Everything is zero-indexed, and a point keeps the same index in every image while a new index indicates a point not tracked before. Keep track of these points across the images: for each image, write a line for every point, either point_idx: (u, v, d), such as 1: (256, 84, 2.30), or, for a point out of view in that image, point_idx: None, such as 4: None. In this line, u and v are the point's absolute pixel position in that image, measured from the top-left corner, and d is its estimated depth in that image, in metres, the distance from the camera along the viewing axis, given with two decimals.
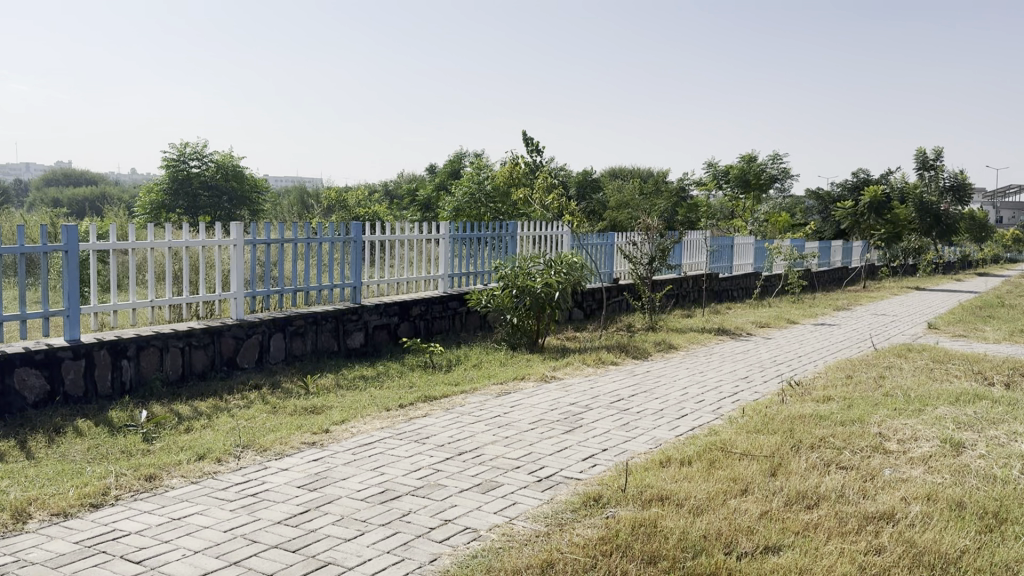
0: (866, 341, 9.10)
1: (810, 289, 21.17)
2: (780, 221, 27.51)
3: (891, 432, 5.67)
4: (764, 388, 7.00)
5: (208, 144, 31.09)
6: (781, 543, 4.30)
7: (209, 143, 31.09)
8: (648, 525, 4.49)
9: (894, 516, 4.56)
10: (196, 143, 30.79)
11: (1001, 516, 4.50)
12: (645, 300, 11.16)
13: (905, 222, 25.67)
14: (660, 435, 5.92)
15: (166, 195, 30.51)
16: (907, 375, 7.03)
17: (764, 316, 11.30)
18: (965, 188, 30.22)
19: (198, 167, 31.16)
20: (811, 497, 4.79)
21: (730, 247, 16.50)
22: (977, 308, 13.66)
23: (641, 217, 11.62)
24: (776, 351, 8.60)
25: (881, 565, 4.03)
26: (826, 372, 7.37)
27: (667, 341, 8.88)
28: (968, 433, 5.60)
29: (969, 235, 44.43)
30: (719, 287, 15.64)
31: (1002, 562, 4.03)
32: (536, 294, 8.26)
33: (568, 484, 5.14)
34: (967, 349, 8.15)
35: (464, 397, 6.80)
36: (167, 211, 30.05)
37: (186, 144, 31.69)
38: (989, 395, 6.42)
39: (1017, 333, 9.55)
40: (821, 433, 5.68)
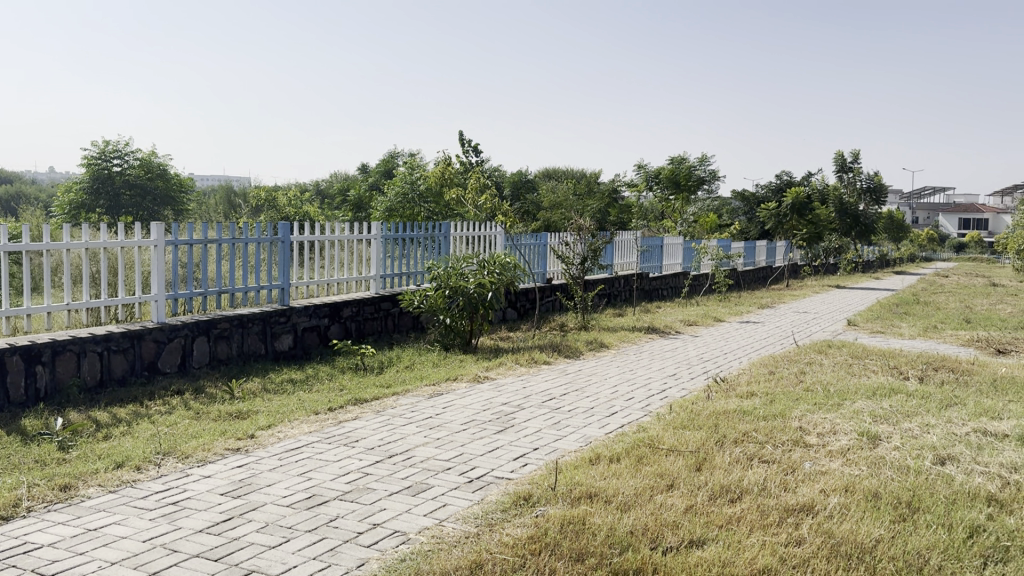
0: (790, 338, 9.39)
1: (736, 287, 21.80)
2: (709, 222, 28.24)
3: (811, 426, 5.85)
4: (691, 385, 7.15)
5: (130, 141, 30.24)
6: (705, 537, 4.40)
7: (131, 141, 30.24)
8: (577, 523, 4.53)
9: (813, 507, 4.71)
10: (118, 140, 29.92)
11: (914, 505, 4.69)
12: (577, 300, 11.26)
13: (825, 222, 26.72)
14: (590, 433, 5.98)
15: (86, 194, 29.54)
16: (827, 371, 7.27)
17: (692, 314, 11.55)
18: (881, 189, 31.35)
19: (121, 165, 30.19)
20: (734, 491, 4.91)
21: (661, 247, 16.82)
22: (891, 305, 14.29)
23: (572, 217, 11.72)
24: (703, 348, 8.79)
25: (800, 556, 4.18)
26: (750, 368, 7.58)
27: (598, 340, 8.98)
28: (883, 426, 5.82)
29: (886, 234, 46.59)
30: (650, 286, 15.91)
31: (914, 551, 4.20)
32: (469, 294, 8.24)
33: (498, 484, 5.15)
34: (883, 344, 8.49)
35: (395, 400, 6.73)
36: (87, 211, 29.05)
37: (108, 141, 30.70)
38: (903, 388, 6.70)
39: (929, 328, 10.00)
40: (745, 428, 5.82)
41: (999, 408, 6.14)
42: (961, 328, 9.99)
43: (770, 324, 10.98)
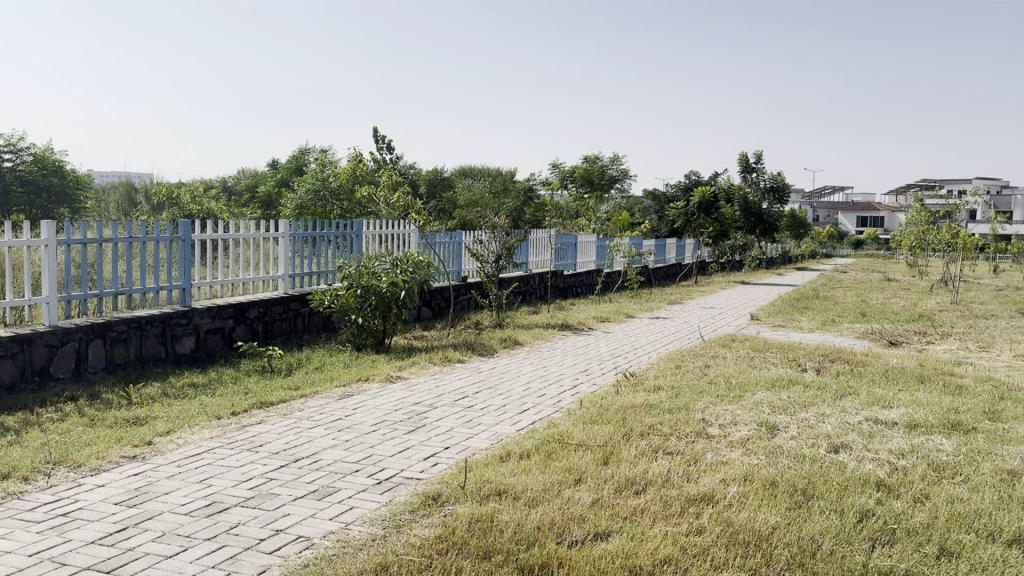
0: (697, 333, 9.69)
1: (648, 284, 22.34)
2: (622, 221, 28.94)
3: (713, 418, 6.04)
4: (602, 380, 7.28)
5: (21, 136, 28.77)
6: (609, 529, 4.48)
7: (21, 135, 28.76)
8: (484, 520, 4.54)
9: (713, 497, 4.86)
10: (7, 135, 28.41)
11: (808, 492, 4.87)
12: (492, 298, 11.30)
13: (731, 221, 27.74)
14: (501, 430, 6.00)
15: None
16: (730, 364, 7.52)
17: (604, 311, 11.77)
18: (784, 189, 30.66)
19: (11, 160, 28.83)
20: (639, 483, 5.03)
21: (576, 244, 17.08)
22: (792, 300, 14.93)
23: (487, 215, 11.77)
24: (614, 344, 8.94)
25: (700, 545, 4.30)
26: (658, 362, 7.77)
27: (512, 338, 9.04)
28: (782, 416, 6.05)
29: (789, 232, 48.97)
30: (565, 284, 16.12)
31: (807, 536, 4.37)
32: (381, 293, 8.14)
33: (407, 484, 5.10)
34: (784, 338, 8.84)
35: (303, 402, 6.59)
36: None
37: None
38: (801, 379, 6.99)
39: (826, 322, 10.51)
40: (651, 421, 5.96)
41: (889, 397, 6.48)
42: (857, 321, 10.52)
43: (680, 319, 11.29)
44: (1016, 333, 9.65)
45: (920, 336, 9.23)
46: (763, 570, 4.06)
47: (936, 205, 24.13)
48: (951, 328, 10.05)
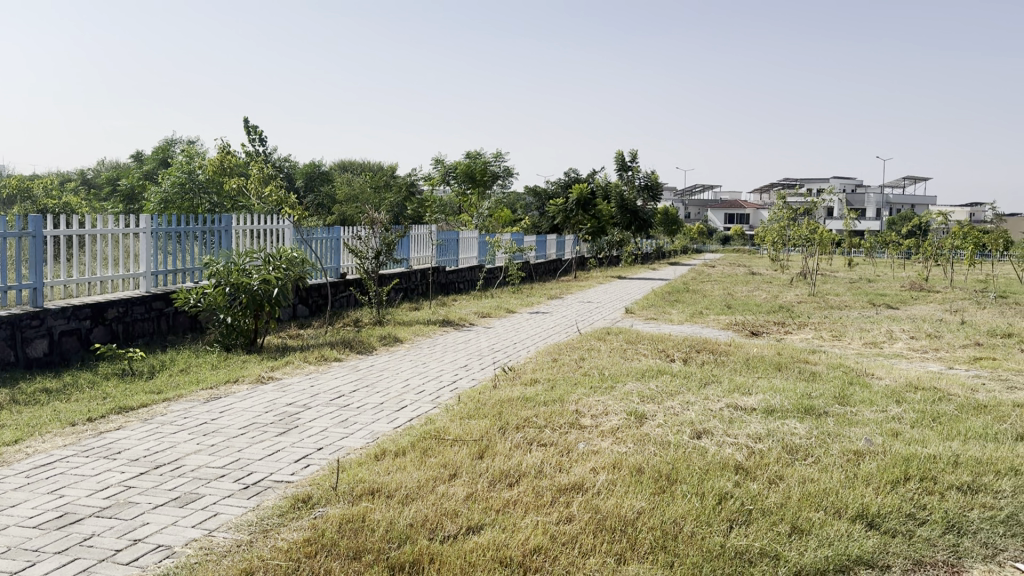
0: (574, 326, 9.96)
1: (529, 279, 22.71)
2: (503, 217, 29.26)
3: (586, 409, 6.21)
4: (481, 375, 7.35)
5: None
6: (481, 523, 4.51)
7: None
8: (356, 520, 4.47)
9: (583, 485, 4.99)
10: None
11: (672, 477, 5.09)
12: (371, 295, 11.20)
13: (608, 218, 28.60)
14: (377, 429, 5.95)
15: None
16: (604, 356, 7.76)
17: (486, 306, 11.88)
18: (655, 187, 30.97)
19: None
20: (513, 475, 5.10)
21: (457, 240, 17.18)
22: (665, 293, 15.56)
23: (366, 211, 11.67)
24: (494, 339, 9.04)
25: (569, 533, 4.41)
26: (535, 356, 7.91)
27: (391, 335, 8.97)
28: (650, 405, 6.30)
29: (663, 228, 51.35)
30: (446, 280, 16.12)
31: (669, 520, 4.56)
32: (252, 291, 7.90)
33: (276, 488, 4.96)
34: (655, 330, 9.21)
35: (166, 406, 6.29)
36: None
37: None
38: (669, 369, 7.31)
39: (695, 314, 11.06)
40: (526, 414, 6.06)
41: (748, 384, 6.87)
42: (723, 313, 11.11)
43: (558, 313, 11.55)
44: (862, 323, 10.48)
45: (778, 326, 9.85)
46: (628, 554, 4.21)
47: (796, 203, 25.90)
48: (806, 318, 10.80)
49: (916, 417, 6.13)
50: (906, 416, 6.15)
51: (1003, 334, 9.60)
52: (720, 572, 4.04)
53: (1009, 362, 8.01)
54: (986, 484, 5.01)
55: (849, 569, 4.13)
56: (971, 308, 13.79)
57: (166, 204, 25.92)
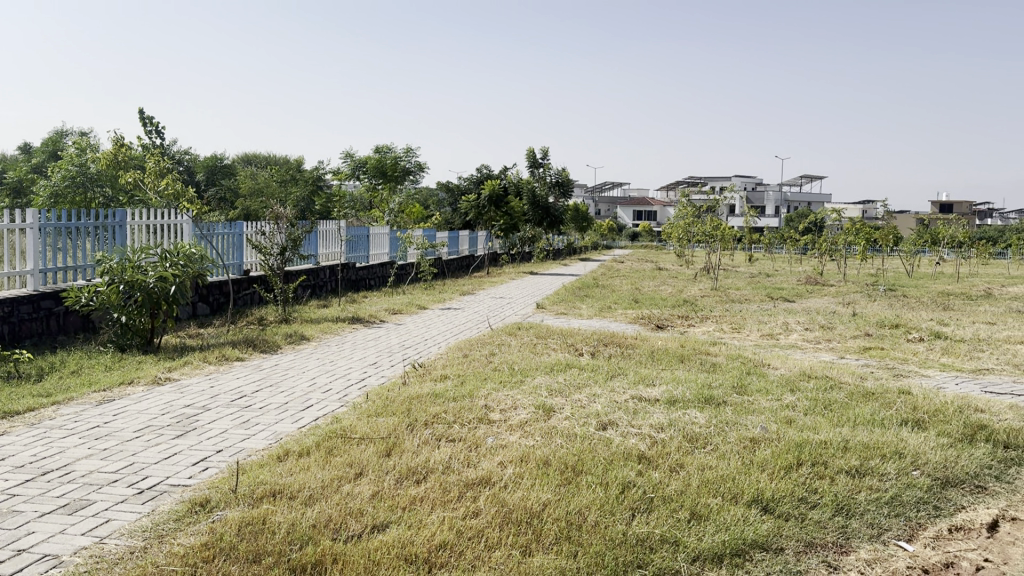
0: (486, 322, 10.01)
1: (443, 275, 22.64)
2: (415, 212, 29.02)
3: (494, 404, 6.24)
4: (390, 372, 7.27)
5: None
6: (386, 520, 4.46)
7: None
8: (256, 523, 4.35)
9: (490, 479, 5.01)
10: None
11: (577, 468, 5.17)
12: (277, 292, 10.94)
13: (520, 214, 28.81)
14: (282, 429, 5.82)
15: None
16: (513, 351, 7.81)
17: (397, 303, 11.78)
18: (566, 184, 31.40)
19: None
20: (420, 472, 5.07)
21: (367, 236, 17.05)
22: (575, 289, 15.83)
23: (271, 206, 11.41)
24: (404, 336, 8.97)
25: (475, 528, 4.41)
26: (446, 352, 7.89)
27: (298, 333, 8.77)
28: (557, 398, 6.39)
29: (575, 225, 52.33)
30: (357, 276, 15.89)
31: (574, 510, 4.63)
32: (148, 289, 7.62)
33: (173, 491, 4.76)
34: (565, 325, 9.34)
35: (54, 410, 5.94)
36: None
37: None
38: (577, 362, 7.44)
39: (603, 308, 11.29)
40: (435, 410, 6.04)
41: (653, 376, 7.06)
42: (631, 307, 11.38)
43: (469, 309, 11.56)
44: (761, 315, 10.94)
45: (682, 320, 10.17)
46: (533, 546, 4.25)
47: (702, 200, 26.80)
48: (710, 312, 11.19)
49: (809, 405, 6.43)
50: (800, 404, 6.45)
51: (890, 325, 10.22)
52: (622, 559, 4.12)
53: (893, 352, 8.52)
54: (872, 466, 5.28)
55: (744, 552, 4.30)
56: (859, 301, 14.63)
57: (54, 197, 24.57)
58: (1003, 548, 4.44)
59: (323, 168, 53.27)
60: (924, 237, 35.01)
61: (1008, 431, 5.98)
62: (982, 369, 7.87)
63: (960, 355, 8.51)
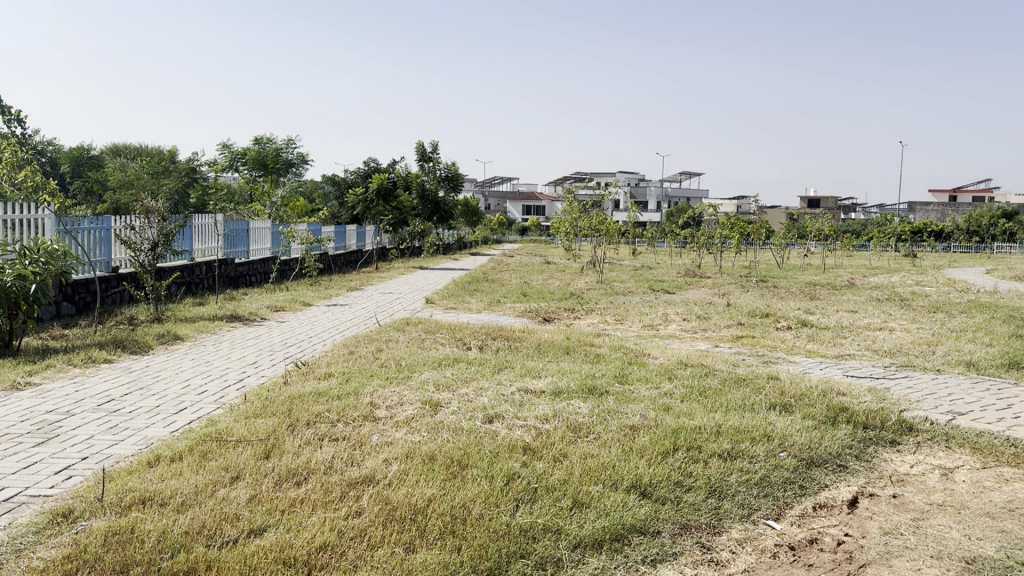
0: (373, 318, 9.87)
1: (329, 270, 22.11)
2: (300, 205, 28.26)
3: (380, 400, 6.16)
4: (272, 372, 7.04)
5: None
6: (264, 524, 4.30)
7: None
8: (124, 532, 4.09)
9: (374, 477, 4.94)
10: None
11: (463, 462, 5.17)
12: (149, 289, 10.37)
13: (409, 208, 28.64)
14: (153, 434, 5.52)
15: None
16: (401, 346, 7.73)
17: (280, 300, 11.42)
18: (457, 179, 31.59)
19: None
20: (301, 473, 4.93)
21: (247, 230, 16.43)
22: (464, 283, 15.90)
23: (141, 198, 10.80)
24: (287, 333, 8.70)
25: (358, 527, 4.33)
26: (330, 350, 7.72)
27: (172, 333, 8.34)
28: (444, 393, 6.37)
29: (465, 219, 52.51)
30: (236, 273, 15.30)
31: (459, 504, 4.62)
32: (5, 289, 7.05)
33: (33, 503, 4.42)
34: (454, 319, 9.33)
35: None
36: None
37: None
38: (465, 357, 7.45)
39: (492, 302, 11.38)
40: (317, 409, 5.90)
41: (539, 369, 7.17)
42: (519, 301, 11.51)
43: (357, 305, 11.35)
44: (642, 307, 11.33)
45: (568, 312, 10.38)
46: (417, 542, 4.21)
47: (589, 194, 27.43)
48: (595, 304, 11.47)
49: (686, 392, 6.72)
50: (678, 391, 6.72)
51: (761, 314, 10.83)
52: (505, 550, 4.16)
53: (763, 340, 9.03)
54: (742, 450, 5.56)
55: (623, 537, 4.43)
56: (733, 292, 15.42)
57: None
58: (861, 523, 4.79)
59: (201, 158, 50.82)
60: (795, 231, 37.42)
61: (865, 413, 6.45)
62: (843, 355, 8.47)
63: (823, 342, 9.13)
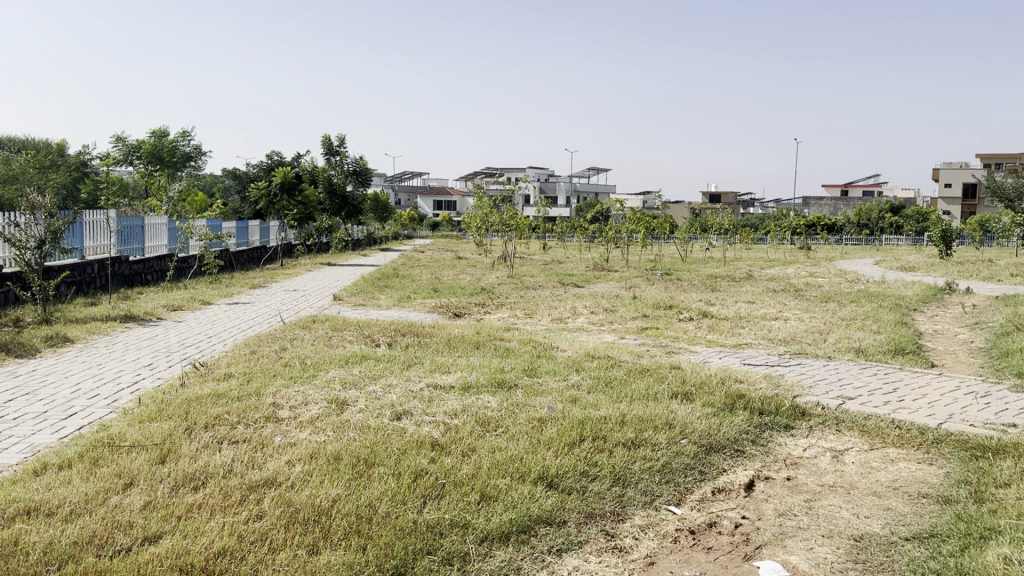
0: (278, 316, 9.59)
1: (231, 267, 21.35)
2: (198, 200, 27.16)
3: (283, 401, 5.99)
4: (169, 374, 6.74)
5: None
6: (159, 531, 4.11)
7: None
8: (5, 546, 3.83)
9: (276, 480, 4.79)
10: None
11: (369, 460, 5.08)
12: (35, 290, 9.76)
13: (316, 203, 27.95)
14: (40, 441, 5.19)
15: None
16: (306, 345, 7.55)
17: (178, 298, 10.94)
18: (366, 173, 31.16)
19: None
20: (199, 478, 4.74)
21: (142, 227, 15.77)
22: (374, 279, 15.73)
23: (27, 193, 10.13)
24: (186, 334, 8.35)
25: (259, 530, 4.19)
26: (231, 350, 7.45)
27: (61, 335, 7.86)
28: (351, 391, 6.27)
29: (375, 215, 51.84)
30: (130, 271, 14.58)
31: (365, 503, 4.54)
32: None
33: None
34: (362, 316, 9.19)
35: None
36: None
37: None
38: (373, 354, 7.35)
39: (401, 298, 11.27)
40: (216, 412, 5.70)
41: (448, 364, 7.15)
42: (429, 297, 11.45)
43: (260, 303, 11.01)
44: (551, 301, 11.48)
45: (479, 307, 10.41)
46: (321, 544, 4.11)
47: (499, 189, 27.46)
48: (505, 299, 11.53)
49: (592, 383, 6.85)
50: (584, 382, 6.85)
51: (665, 306, 11.15)
52: (411, 547, 4.11)
53: (666, 331, 9.31)
54: (646, 438, 5.70)
55: (530, 528, 4.46)
56: (639, 285, 15.83)
57: None
58: (757, 505, 5.00)
59: (92, 151, 48.04)
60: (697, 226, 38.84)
61: (761, 399, 6.73)
62: (742, 344, 8.81)
63: (723, 331, 9.49)
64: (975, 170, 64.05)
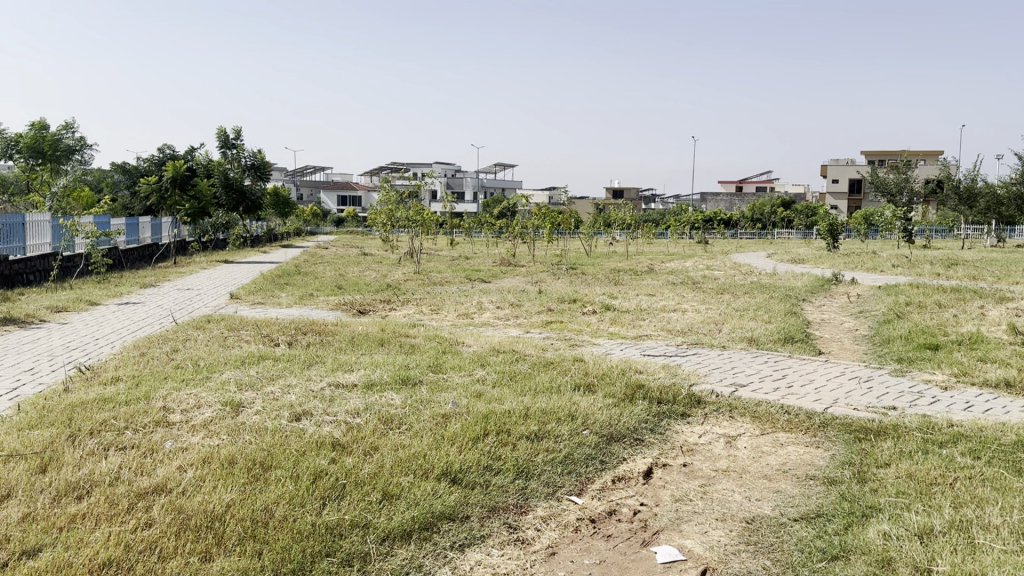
0: (171, 316, 9.17)
1: (121, 266, 20.28)
2: (84, 195, 25.76)
3: (174, 404, 5.74)
4: (50, 379, 6.35)
5: None
6: (38, 544, 3.85)
7: None
8: None
9: (166, 486, 4.57)
10: None
11: (266, 463, 4.93)
12: None
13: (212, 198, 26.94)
14: None
15: None
16: (200, 346, 7.26)
17: (60, 299, 10.30)
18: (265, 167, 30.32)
19: None
20: (83, 486, 4.47)
21: (23, 224, 15.00)
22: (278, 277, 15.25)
23: None
24: (71, 336, 7.86)
25: (148, 539, 3.99)
26: (118, 352, 7.08)
27: None
28: (248, 393, 6.06)
29: (277, 211, 50.51)
30: (10, 271, 13.65)
31: (261, 506, 4.39)
32: None
33: None
34: (262, 315, 8.91)
35: None
36: None
37: None
38: (272, 353, 7.14)
39: (303, 296, 11.00)
40: (102, 417, 5.40)
41: (351, 362, 7.02)
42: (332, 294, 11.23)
43: (152, 304, 10.50)
44: (457, 296, 11.47)
45: (384, 304, 10.28)
46: (215, 550, 3.94)
47: (404, 182, 26.94)
48: (411, 295, 11.43)
49: (497, 377, 6.88)
50: (489, 377, 6.87)
51: (569, 300, 11.34)
52: (310, 550, 4.00)
53: (570, 324, 9.46)
54: (548, 430, 5.76)
55: (433, 524, 4.43)
56: (544, 279, 16.02)
57: None
58: (655, 492, 5.14)
59: None
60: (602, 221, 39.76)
61: (659, 388, 6.93)
62: (642, 336, 9.05)
63: (625, 323, 9.73)
64: (862, 167, 68.16)
